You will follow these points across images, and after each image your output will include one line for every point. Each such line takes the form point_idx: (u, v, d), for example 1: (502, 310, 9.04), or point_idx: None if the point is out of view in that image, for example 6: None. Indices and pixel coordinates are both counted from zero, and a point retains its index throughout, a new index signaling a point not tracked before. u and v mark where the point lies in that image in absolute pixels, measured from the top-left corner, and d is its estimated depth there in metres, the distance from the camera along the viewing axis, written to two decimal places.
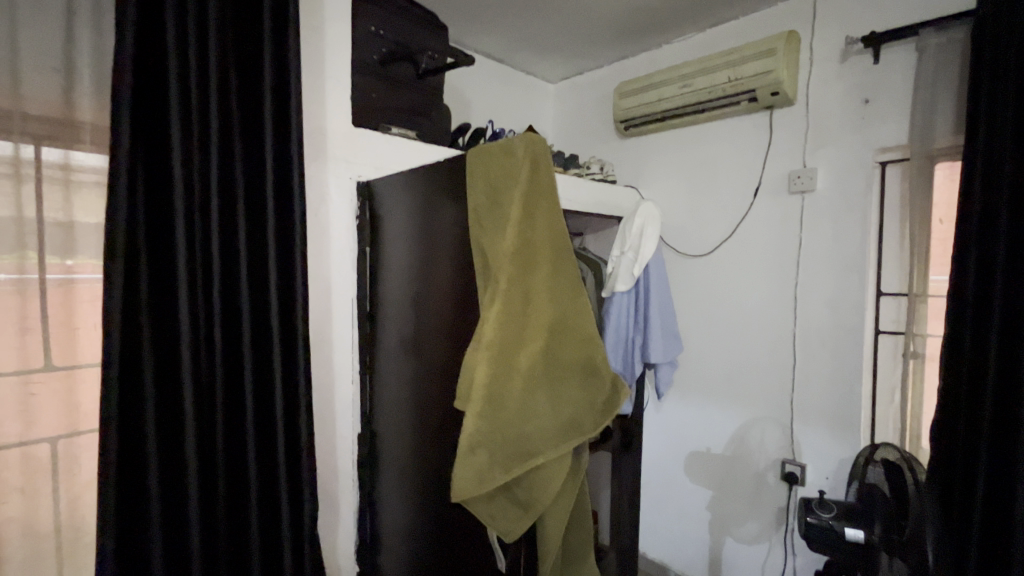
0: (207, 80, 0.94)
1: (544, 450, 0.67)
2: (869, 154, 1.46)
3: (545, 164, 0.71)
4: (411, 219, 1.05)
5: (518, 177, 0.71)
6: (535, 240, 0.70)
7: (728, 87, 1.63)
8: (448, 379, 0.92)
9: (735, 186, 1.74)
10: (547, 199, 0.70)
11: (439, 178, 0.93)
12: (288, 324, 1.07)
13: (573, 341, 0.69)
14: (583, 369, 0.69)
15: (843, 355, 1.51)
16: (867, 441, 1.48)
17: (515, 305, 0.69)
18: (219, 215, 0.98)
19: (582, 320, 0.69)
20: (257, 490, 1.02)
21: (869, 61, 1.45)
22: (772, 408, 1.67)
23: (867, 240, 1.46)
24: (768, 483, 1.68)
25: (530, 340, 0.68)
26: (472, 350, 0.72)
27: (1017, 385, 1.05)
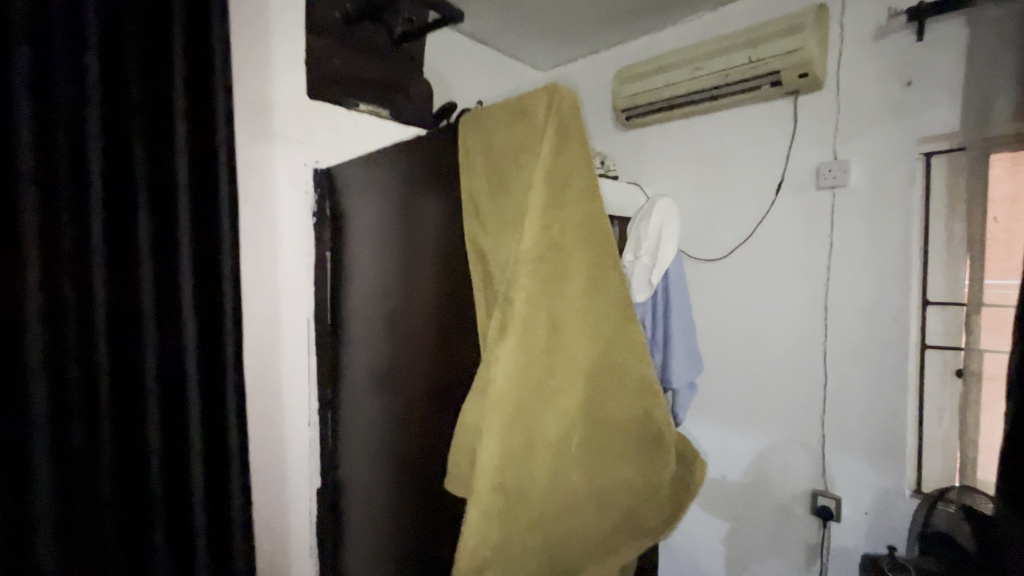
0: (85, 37, 0.73)
1: (590, 548, 0.51)
2: (911, 144, 1.27)
3: (576, 129, 0.50)
4: (382, 212, 0.81)
5: (538, 153, 0.49)
6: (563, 244, 0.49)
7: (747, 69, 1.44)
8: (432, 418, 0.70)
9: (753, 182, 1.54)
10: (582, 186, 0.49)
11: (420, 155, 0.69)
12: (208, 338, 0.87)
13: (622, 387, 0.51)
14: (637, 425, 0.51)
15: (883, 373, 1.32)
16: (912, 471, 1.29)
17: (538, 342, 0.49)
18: (106, 203, 0.78)
19: (633, 358, 0.50)
20: (162, 544, 0.83)
21: (910, 38, 1.26)
22: (798, 432, 1.47)
23: (910, 241, 1.27)
24: (795, 517, 1.48)
25: (563, 386, 0.49)
26: (470, 398, 0.51)
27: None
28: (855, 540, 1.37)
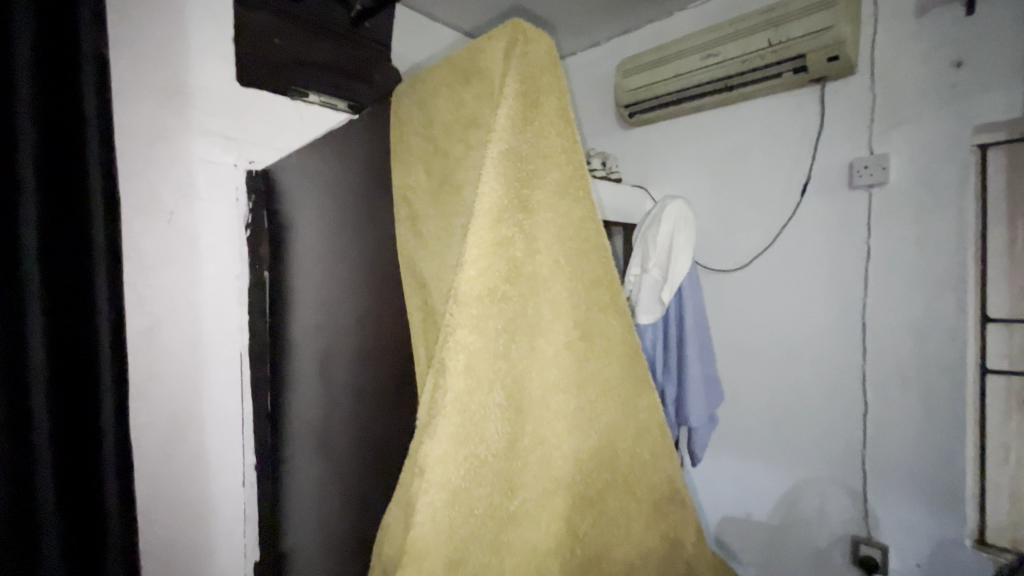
0: None
1: None
2: (963, 135, 1.08)
3: (545, 105, 0.36)
4: (323, 230, 0.66)
5: (491, 131, 0.34)
6: (522, 270, 0.35)
7: (767, 54, 1.27)
8: (373, 495, 0.54)
9: (775, 183, 1.37)
10: (559, 184, 0.36)
11: (364, 154, 0.54)
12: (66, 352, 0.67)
13: (616, 474, 0.39)
14: (638, 524, 0.40)
15: (934, 402, 1.13)
16: (975, 520, 1.09)
17: (495, 424, 0.34)
18: None
19: (629, 429, 0.39)
20: None
21: (959, 12, 1.08)
22: (833, 467, 1.28)
23: (964, 248, 1.08)
24: (833, 566, 1.28)
25: (528, 490, 0.36)
26: (391, 509, 0.36)
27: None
28: None
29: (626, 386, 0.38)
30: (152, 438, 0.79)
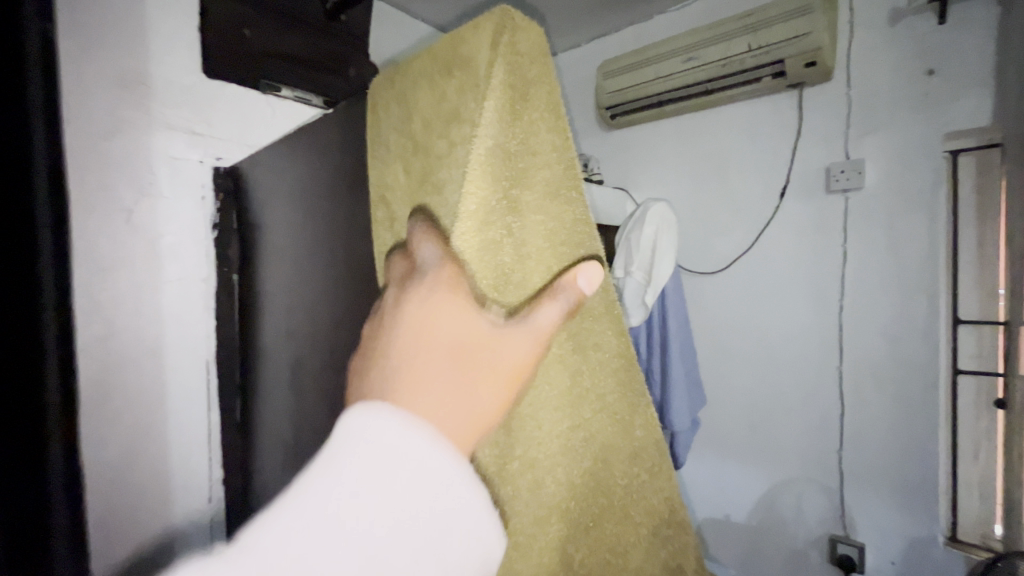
0: None
1: None
2: (935, 141, 1.10)
3: (535, 101, 0.34)
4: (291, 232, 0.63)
5: (477, 127, 0.32)
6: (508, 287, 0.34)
7: (747, 58, 1.28)
8: None
9: (754, 187, 1.38)
10: (548, 185, 0.34)
11: (334, 154, 0.51)
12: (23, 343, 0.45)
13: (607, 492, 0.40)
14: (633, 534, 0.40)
15: (907, 403, 1.15)
16: (947, 518, 1.11)
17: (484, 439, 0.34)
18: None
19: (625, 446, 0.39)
20: None
21: (931, 21, 1.10)
22: (811, 468, 1.30)
23: (936, 252, 1.10)
24: (810, 566, 1.30)
25: (516, 519, 0.37)
26: None
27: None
28: None
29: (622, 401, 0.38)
30: (109, 457, 0.74)
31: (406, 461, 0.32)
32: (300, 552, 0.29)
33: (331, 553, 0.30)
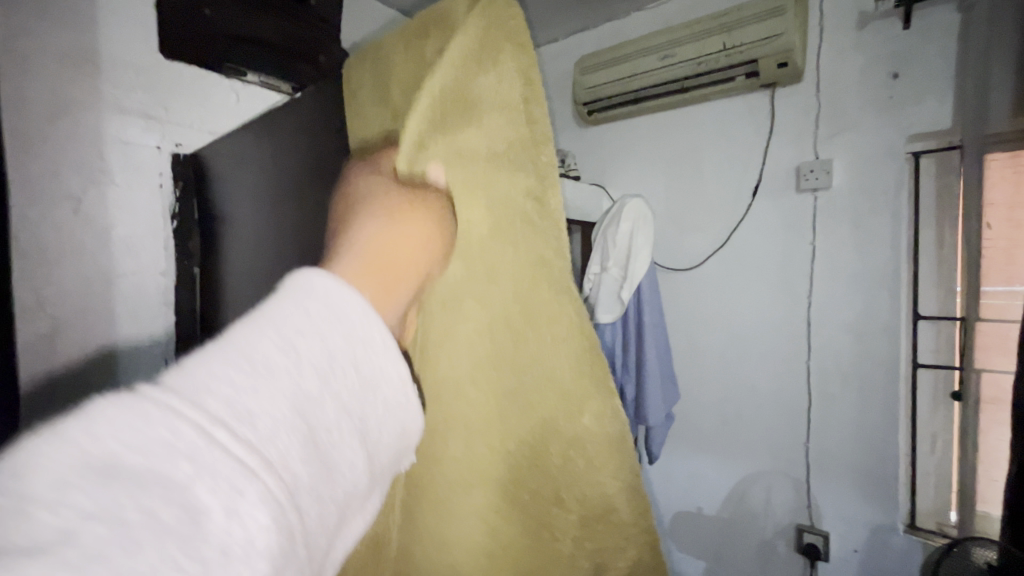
0: None
1: None
2: (898, 143, 1.14)
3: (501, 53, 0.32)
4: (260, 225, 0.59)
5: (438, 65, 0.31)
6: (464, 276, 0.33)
7: (722, 57, 1.29)
8: None
9: (727, 185, 1.40)
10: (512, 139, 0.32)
11: (310, 142, 0.48)
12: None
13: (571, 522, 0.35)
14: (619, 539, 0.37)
15: (871, 396, 1.18)
16: (906, 506, 1.16)
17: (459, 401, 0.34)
18: None
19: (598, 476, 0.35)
20: None
21: (896, 26, 1.14)
22: (780, 460, 1.33)
23: (899, 250, 1.14)
24: (778, 555, 1.34)
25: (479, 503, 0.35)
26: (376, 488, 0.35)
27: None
28: None
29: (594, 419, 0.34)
30: None
31: (346, 317, 0.23)
32: (219, 412, 0.18)
33: (261, 416, 0.18)
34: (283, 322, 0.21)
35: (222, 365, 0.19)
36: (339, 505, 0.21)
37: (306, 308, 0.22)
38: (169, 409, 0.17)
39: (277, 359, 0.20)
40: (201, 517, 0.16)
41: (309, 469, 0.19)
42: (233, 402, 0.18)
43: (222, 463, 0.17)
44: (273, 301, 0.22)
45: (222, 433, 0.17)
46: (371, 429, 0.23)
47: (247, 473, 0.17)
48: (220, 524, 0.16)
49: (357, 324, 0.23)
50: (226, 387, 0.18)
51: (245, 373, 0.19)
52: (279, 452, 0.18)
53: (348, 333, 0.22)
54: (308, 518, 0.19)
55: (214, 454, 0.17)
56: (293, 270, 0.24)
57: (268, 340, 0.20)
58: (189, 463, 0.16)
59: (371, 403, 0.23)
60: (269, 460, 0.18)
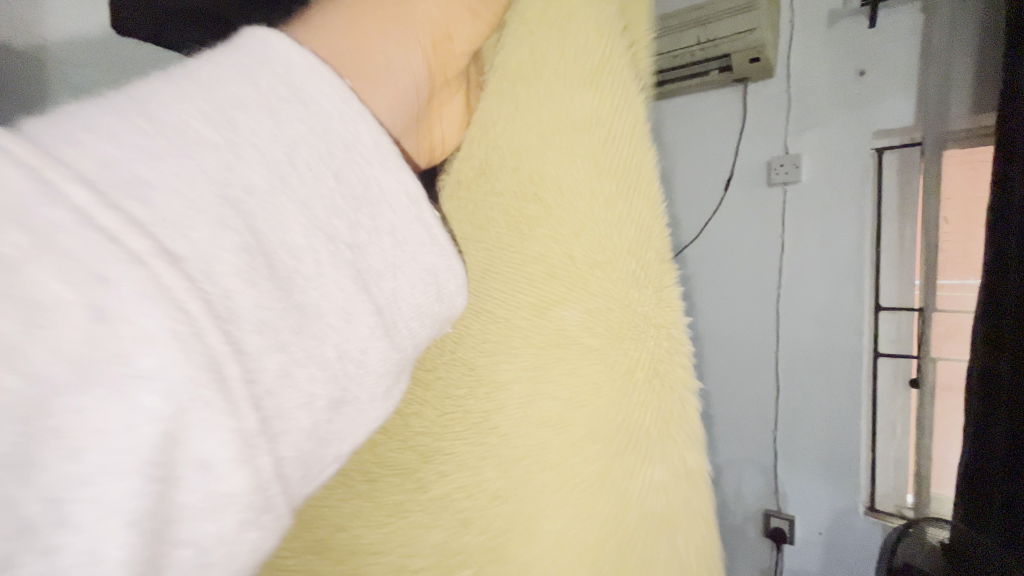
0: None
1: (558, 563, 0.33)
2: (864, 139, 1.17)
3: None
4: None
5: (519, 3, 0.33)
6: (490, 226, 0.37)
7: (697, 51, 1.29)
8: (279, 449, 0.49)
9: (701, 178, 1.43)
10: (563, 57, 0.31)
11: None
12: None
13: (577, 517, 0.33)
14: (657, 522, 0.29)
15: (836, 385, 1.22)
16: (867, 489, 1.20)
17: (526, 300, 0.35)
18: None
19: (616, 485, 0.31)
20: None
21: (863, 25, 1.16)
22: (749, 447, 1.37)
23: (863, 243, 1.17)
24: (747, 539, 1.38)
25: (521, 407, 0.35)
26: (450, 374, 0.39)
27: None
28: (809, 563, 1.28)
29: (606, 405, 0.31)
30: None
31: (298, 92, 0.25)
32: (116, 178, 0.19)
33: (216, 172, 0.21)
34: (214, 91, 0.23)
35: (125, 124, 0.20)
36: (289, 320, 0.21)
37: (248, 82, 0.24)
38: (49, 184, 0.17)
39: (202, 133, 0.21)
40: (52, 309, 0.16)
41: (240, 263, 0.20)
42: (123, 170, 0.19)
43: (102, 255, 0.17)
44: (210, 61, 0.24)
45: (102, 209, 0.18)
46: (329, 227, 0.24)
47: (125, 257, 0.17)
48: (78, 322, 0.16)
49: (308, 115, 0.24)
50: (121, 153, 0.19)
51: (154, 140, 0.20)
52: (187, 245, 0.19)
53: (310, 121, 0.24)
54: (234, 330, 0.19)
55: (93, 233, 0.17)
56: (251, 31, 0.26)
57: (192, 111, 0.21)
58: (77, 226, 0.17)
59: (336, 203, 0.24)
60: (169, 250, 0.18)
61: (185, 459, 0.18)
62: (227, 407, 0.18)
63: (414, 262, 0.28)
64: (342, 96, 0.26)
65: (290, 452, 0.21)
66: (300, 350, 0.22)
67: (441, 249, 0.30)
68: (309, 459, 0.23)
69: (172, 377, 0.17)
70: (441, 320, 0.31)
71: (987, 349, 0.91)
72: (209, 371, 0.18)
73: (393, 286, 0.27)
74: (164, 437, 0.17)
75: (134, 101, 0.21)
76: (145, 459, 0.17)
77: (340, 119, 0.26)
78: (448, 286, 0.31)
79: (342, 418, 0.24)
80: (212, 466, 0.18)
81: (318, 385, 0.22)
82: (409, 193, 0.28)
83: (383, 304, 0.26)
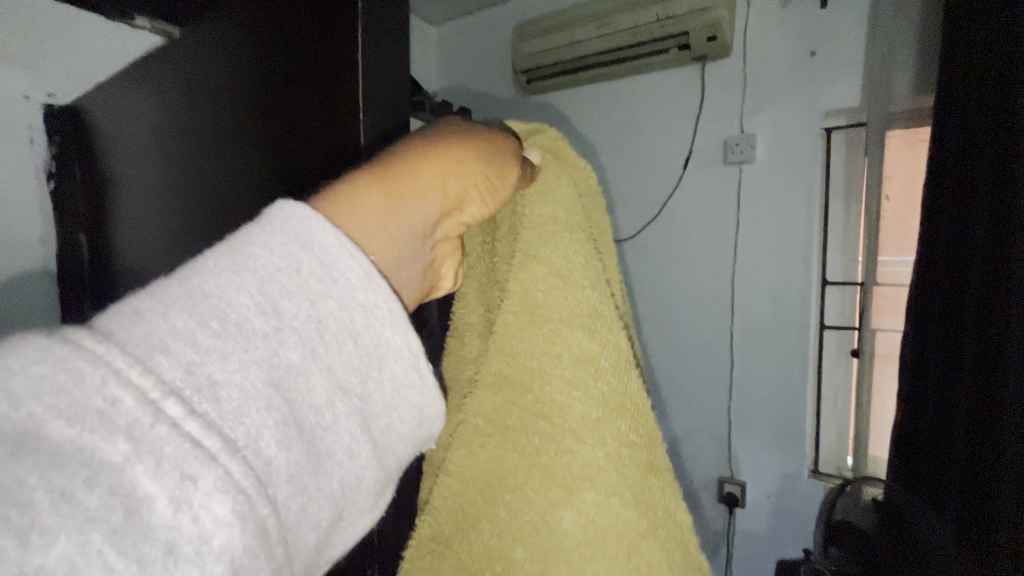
0: None
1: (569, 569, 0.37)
2: (814, 118, 1.20)
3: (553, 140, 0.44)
4: (202, 120, 0.53)
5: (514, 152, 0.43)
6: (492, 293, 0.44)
7: (657, 27, 1.30)
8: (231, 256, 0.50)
9: (663, 157, 1.44)
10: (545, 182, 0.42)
11: None
12: None
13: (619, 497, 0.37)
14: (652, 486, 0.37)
15: (785, 357, 1.28)
16: (811, 454, 1.28)
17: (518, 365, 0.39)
18: None
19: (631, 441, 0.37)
20: None
21: (816, 6, 1.19)
22: (705, 418, 1.42)
23: (812, 221, 1.22)
24: (702, 505, 1.44)
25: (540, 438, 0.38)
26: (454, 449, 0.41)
27: (999, 381, 0.83)
28: (759, 525, 1.35)
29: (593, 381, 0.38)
30: None
31: (330, 267, 0.24)
32: (194, 381, 0.20)
33: (245, 369, 0.21)
34: (262, 273, 0.23)
35: (176, 303, 0.21)
36: (308, 466, 0.22)
37: (292, 266, 0.23)
38: (109, 388, 0.19)
39: (253, 325, 0.22)
40: (145, 504, 0.18)
41: (277, 436, 0.21)
42: (196, 370, 0.20)
43: (168, 447, 0.19)
44: (260, 241, 0.24)
45: (178, 409, 0.19)
46: (344, 386, 0.24)
47: (203, 458, 0.19)
48: (167, 510, 0.18)
49: (336, 290, 0.24)
50: (186, 347, 0.20)
51: (219, 339, 0.21)
52: (242, 431, 0.20)
53: (331, 294, 0.24)
54: (252, 456, 0.21)
55: (170, 433, 0.19)
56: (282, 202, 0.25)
57: (229, 283, 0.22)
58: (161, 426, 0.19)
59: (352, 368, 0.24)
60: (229, 441, 0.20)
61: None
62: (264, 556, 0.20)
63: (411, 404, 0.27)
64: (364, 267, 0.25)
65: (298, 566, 0.23)
66: (315, 488, 0.23)
67: (434, 390, 0.28)
68: (308, 565, 0.24)
69: (234, 547, 0.19)
70: (422, 445, 0.30)
71: (913, 318, 0.99)
72: (257, 536, 0.20)
73: (388, 422, 0.26)
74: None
75: (190, 283, 0.22)
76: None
77: (362, 289, 0.25)
78: (430, 415, 0.29)
79: (337, 531, 0.25)
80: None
81: (324, 509, 0.23)
82: (410, 348, 0.26)
83: (382, 441, 0.26)
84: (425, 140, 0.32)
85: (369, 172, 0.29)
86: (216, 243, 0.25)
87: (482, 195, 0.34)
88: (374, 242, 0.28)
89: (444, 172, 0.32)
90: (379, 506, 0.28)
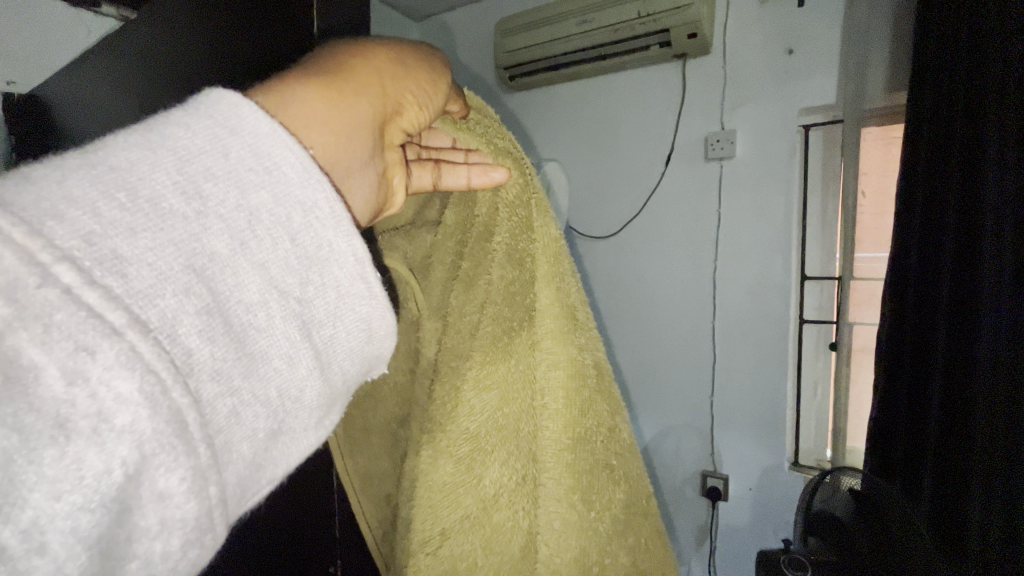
0: None
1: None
2: (792, 115, 1.22)
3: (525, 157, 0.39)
4: None
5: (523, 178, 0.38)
6: (434, 270, 0.44)
7: (637, 25, 1.30)
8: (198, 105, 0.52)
9: (644, 152, 1.46)
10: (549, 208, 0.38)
11: None
12: None
13: (596, 469, 0.38)
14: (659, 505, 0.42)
15: (766, 351, 1.29)
16: (791, 446, 1.29)
17: (575, 413, 0.37)
18: None
19: (602, 433, 0.38)
20: None
21: (793, 5, 1.21)
22: (689, 413, 1.44)
23: (791, 217, 1.23)
24: (686, 499, 1.46)
25: (594, 473, 0.38)
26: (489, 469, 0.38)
27: (967, 358, 0.87)
28: (741, 517, 1.37)
29: (564, 366, 0.37)
30: None
31: (262, 157, 0.23)
32: (98, 254, 0.18)
33: (154, 250, 0.20)
34: (182, 153, 0.22)
35: (80, 170, 0.20)
36: (239, 367, 0.22)
37: (218, 150, 0.23)
38: None
39: (171, 205, 0.21)
40: (30, 373, 0.17)
41: (199, 325, 0.20)
42: (97, 242, 0.18)
43: (60, 314, 0.17)
44: (181, 123, 0.23)
45: (73, 276, 0.17)
46: (281, 287, 0.23)
47: (104, 330, 0.17)
48: (56, 383, 0.17)
49: (269, 182, 0.23)
50: (87, 217, 0.19)
51: (128, 213, 0.19)
52: (156, 313, 0.19)
53: (269, 184, 0.23)
54: (179, 355, 0.19)
55: (61, 298, 0.17)
56: (204, 93, 0.25)
57: (141, 157, 0.21)
58: (49, 289, 0.17)
59: (289, 268, 0.23)
60: (140, 320, 0.18)
61: (143, 495, 0.18)
62: (183, 449, 0.19)
63: (359, 314, 0.27)
64: (304, 163, 0.24)
65: (232, 478, 0.22)
66: (247, 392, 0.22)
67: (384, 303, 0.28)
68: (245, 483, 0.23)
69: (142, 430, 0.18)
70: (370, 362, 0.29)
71: (889, 306, 0.98)
72: (173, 423, 0.18)
73: (332, 334, 0.25)
74: (126, 476, 0.18)
75: (94, 156, 0.21)
76: (100, 486, 0.17)
77: (301, 185, 0.24)
78: (380, 331, 0.28)
79: (278, 448, 0.24)
80: (168, 501, 0.19)
81: (260, 420, 0.22)
82: (356, 254, 0.26)
83: (324, 351, 0.25)
84: (356, 42, 0.32)
85: (308, 73, 0.29)
86: (131, 125, 0.23)
87: (419, 102, 0.33)
88: (314, 135, 0.27)
89: (378, 80, 0.31)
90: (325, 426, 0.27)
